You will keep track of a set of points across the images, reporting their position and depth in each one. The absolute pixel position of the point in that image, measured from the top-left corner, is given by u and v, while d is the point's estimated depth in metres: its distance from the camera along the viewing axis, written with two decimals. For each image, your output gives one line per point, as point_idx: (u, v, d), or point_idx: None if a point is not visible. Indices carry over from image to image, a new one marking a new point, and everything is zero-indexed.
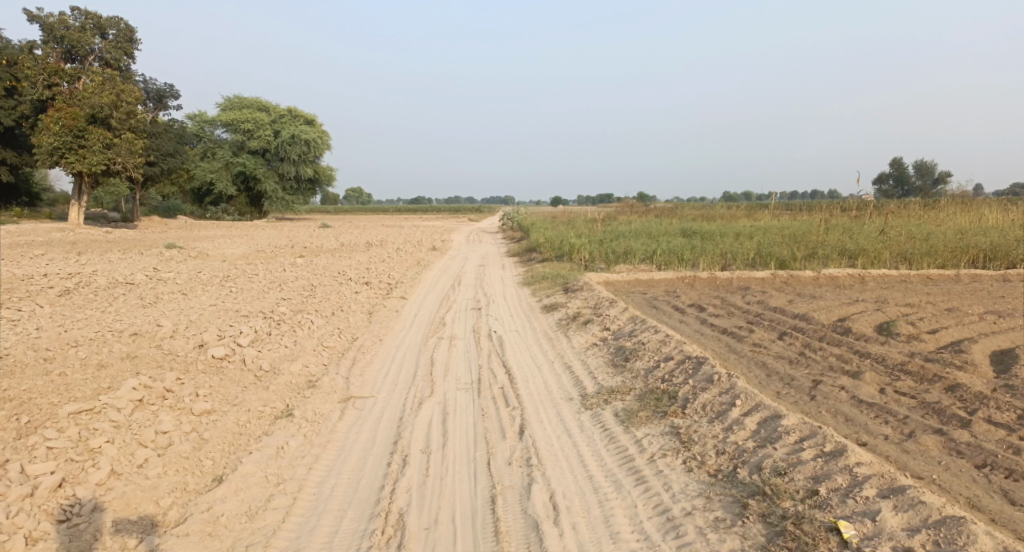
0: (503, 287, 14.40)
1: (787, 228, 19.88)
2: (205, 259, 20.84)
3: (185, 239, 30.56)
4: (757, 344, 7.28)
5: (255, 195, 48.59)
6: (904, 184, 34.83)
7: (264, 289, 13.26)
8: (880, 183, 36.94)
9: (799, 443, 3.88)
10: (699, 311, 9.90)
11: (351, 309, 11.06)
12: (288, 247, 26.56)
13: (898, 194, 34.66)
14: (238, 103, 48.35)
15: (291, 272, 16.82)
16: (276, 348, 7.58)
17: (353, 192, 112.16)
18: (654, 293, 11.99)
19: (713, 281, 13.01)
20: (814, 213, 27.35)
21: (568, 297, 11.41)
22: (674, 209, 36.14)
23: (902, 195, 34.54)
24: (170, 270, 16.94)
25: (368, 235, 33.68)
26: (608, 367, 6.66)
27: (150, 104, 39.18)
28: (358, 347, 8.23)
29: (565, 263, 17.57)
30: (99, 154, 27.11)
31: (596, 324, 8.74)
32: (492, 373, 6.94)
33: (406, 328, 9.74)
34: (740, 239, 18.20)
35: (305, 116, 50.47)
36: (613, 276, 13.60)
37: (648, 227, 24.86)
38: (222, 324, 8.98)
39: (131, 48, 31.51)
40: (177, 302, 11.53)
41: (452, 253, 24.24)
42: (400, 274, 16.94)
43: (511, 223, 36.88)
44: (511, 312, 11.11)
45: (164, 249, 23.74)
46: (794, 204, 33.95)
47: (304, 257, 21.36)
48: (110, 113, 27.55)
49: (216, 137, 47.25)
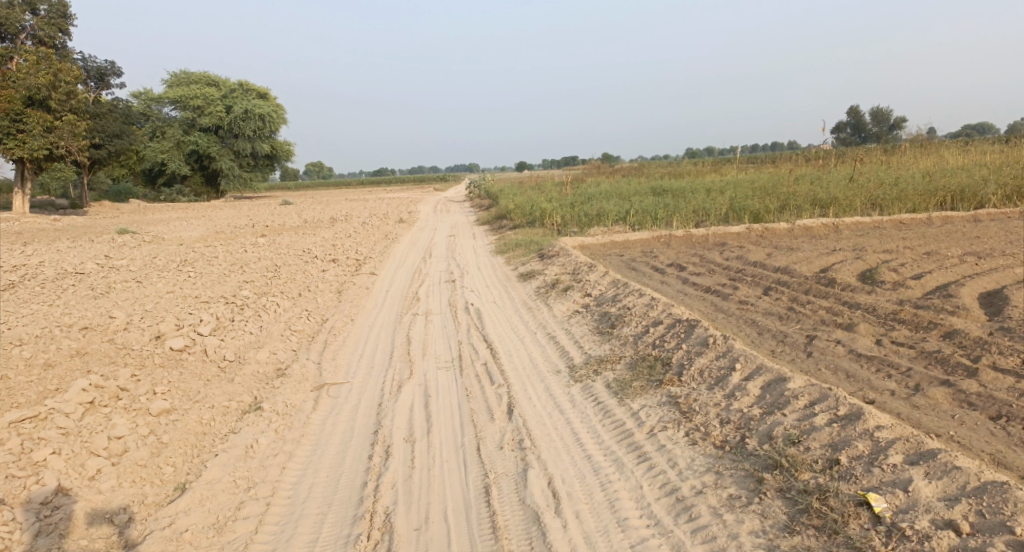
0: (476, 257, 14.01)
1: (758, 181, 19.80)
2: (162, 244, 19.91)
3: (140, 223, 29.28)
4: (743, 301, 7.07)
5: (211, 175, 46.84)
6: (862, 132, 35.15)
7: (225, 272, 12.62)
8: (839, 131, 37.24)
9: (810, 407, 3.67)
10: (679, 271, 9.68)
11: (319, 288, 10.55)
12: (250, 226, 25.61)
13: (857, 141, 34.76)
14: (185, 79, 46.14)
15: (253, 252, 16.12)
16: (240, 336, 7.10)
17: (314, 167, 109.45)
18: (631, 254, 11.75)
19: (689, 239, 12.82)
20: (781, 164, 27.40)
21: (545, 263, 11.08)
22: (641, 168, 35.93)
23: (861, 143, 34.86)
24: (124, 257, 16.08)
25: (333, 210, 32.77)
26: (594, 336, 6.38)
27: (91, 83, 37.10)
28: (329, 329, 7.81)
29: (537, 228, 17.21)
30: (40, 138, 25.57)
31: (576, 290, 8.44)
32: (473, 349, 6.62)
33: (378, 306, 9.33)
34: (712, 195, 18.05)
35: (257, 90, 48.49)
36: (588, 239, 13.30)
37: (618, 187, 24.58)
38: (181, 313, 8.42)
39: (66, 25, 29.48)
40: (132, 291, 10.87)
41: (421, 224, 23.66)
42: (369, 248, 16.40)
43: (478, 190, 36.27)
44: (486, 282, 10.75)
45: (118, 235, 22.66)
46: (759, 157, 34.03)
47: (266, 237, 20.59)
48: (48, 95, 25.80)
49: (165, 116, 45.15)
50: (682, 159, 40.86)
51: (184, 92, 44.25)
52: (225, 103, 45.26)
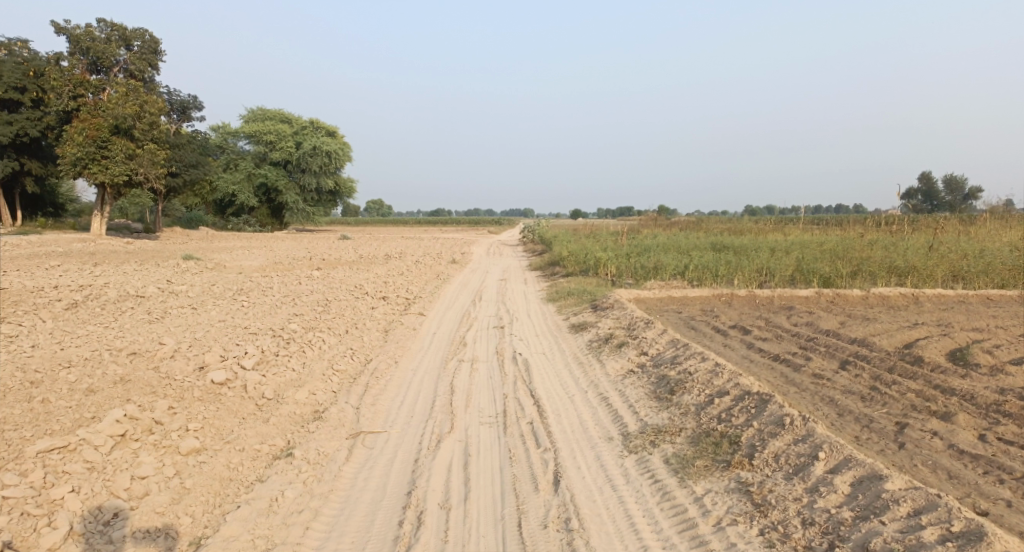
0: (527, 304, 13.68)
1: (826, 244, 18.91)
2: (221, 271, 20.41)
3: (205, 250, 30.37)
4: (818, 375, 6.47)
5: (277, 207, 48.63)
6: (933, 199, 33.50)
7: (277, 304, 12.68)
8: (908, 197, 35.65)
9: (915, 517, 3.16)
10: (743, 334, 9.08)
11: (367, 326, 10.40)
12: (307, 259, 26.12)
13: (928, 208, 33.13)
14: (261, 115, 48.47)
15: (307, 285, 16.27)
16: (282, 372, 6.90)
17: (374, 204, 112.68)
18: (689, 311, 11.20)
19: (752, 300, 12.17)
20: (848, 227, 26.26)
21: (599, 315, 10.65)
22: (699, 223, 35.19)
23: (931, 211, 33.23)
24: (184, 282, 16.47)
25: (387, 247, 33.22)
26: (650, 401, 5.88)
27: (174, 115, 39.38)
28: (372, 371, 7.55)
29: (591, 278, 16.80)
30: (122, 164, 27.03)
31: (631, 348, 7.96)
32: (519, 405, 6.21)
33: (423, 349, 9.06)
34: (776, 255, 17.31)
35: (327, 128, 50.46)
36: (644, 293, 12.81)
37: (675, 240, 23.98)
38: (228, 343, 8.36)
39: (155, 60, 31.49)
40: (186, 318, 10.97)
41: (473, 267, 23.58)
42: (419, 288, 16.32)
43: (531, 236, 36.20)
44: (536, 331, 10.36)
45: (182, 260, 23.45)
46: (824, 218, 32.83)
47: (321, 270, 20.87)
48: (133, 124, 27.44)
49: (239, 149, 47.37)
50: (742, 216, 39.87)
51: (259, 128, 46.44)
52: (295, 139, 47.23)
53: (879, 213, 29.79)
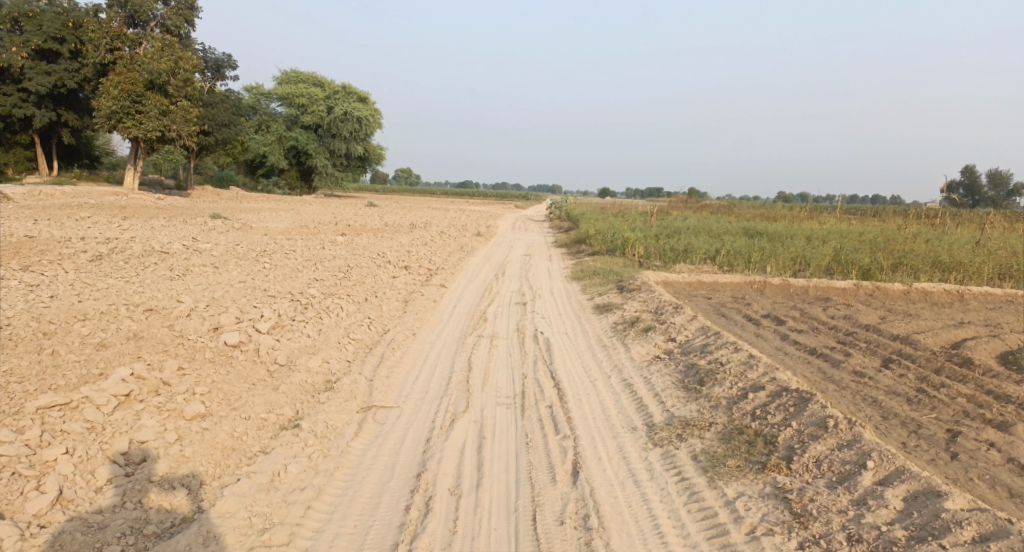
0: (550, 281, 13.35)
1: (865, 234, 18.19)
2: (247, 232, 20.41)
3: (233, 209, 30.50)
4: (859, 373, 6.07)
5: (306, 170, 48.69)
6: (975, 195, 32.03)
7: (298, 267, 12.55)
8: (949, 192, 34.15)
9: (981, 542, 2.80)
10: (776, 324, 8.67)
11: (387, 295, 10.20)
12: (332, 224, 26.04)
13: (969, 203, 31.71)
14: (294, 77, 48.25)
15: (329, 250, 16.13)
16: (297, 338, 6.71)
17: (403, 173, 112.73)
18: (720, 297, 10.78)
19: (786, 289, 11.68)
20: (888, 219, 25.29)
21: (625, 297, 10.28)
22: (731, 207, 34.31)
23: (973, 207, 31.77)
24: (209, 241, 16.46)
25: (413, 216, 33.02)
26: (678, 391, 5.55)
27: (208, 73, 39.35)
28: (389, 342, 7.33)
29: (618, 258, 16.38)
30: (155, 120, 27.08)
31: (657, 333, 7.61)
32: (539, 386, 5.93)
33: (442, 322, 8.83)
34: (812, 243, 16.66)
35: (359, 93, 50.12)
36: (673, 276, 12.38)
37: (706, 224, 23.33)
38: (245, 305, 8.21)
39: (193, 16, 31.25)
40: (206, 276, 10.88)
41: (498, 240, 23.25)
42: (443, 259, 16.09)
43: (559, 212, 35.68)
44: (559, 310, 10.04)
45: (209, 219, 23.53)
46: (862, 208, 31.72)
47: (345, 235, 20.75)
48: (167, 80, 27.42)
49: (271, 110, 47.34)
50: (776, 202, 38.78)
51: (291, 91, 46.29)
52: (327, 103, 47.03)
53: (920, 206, 28.67)
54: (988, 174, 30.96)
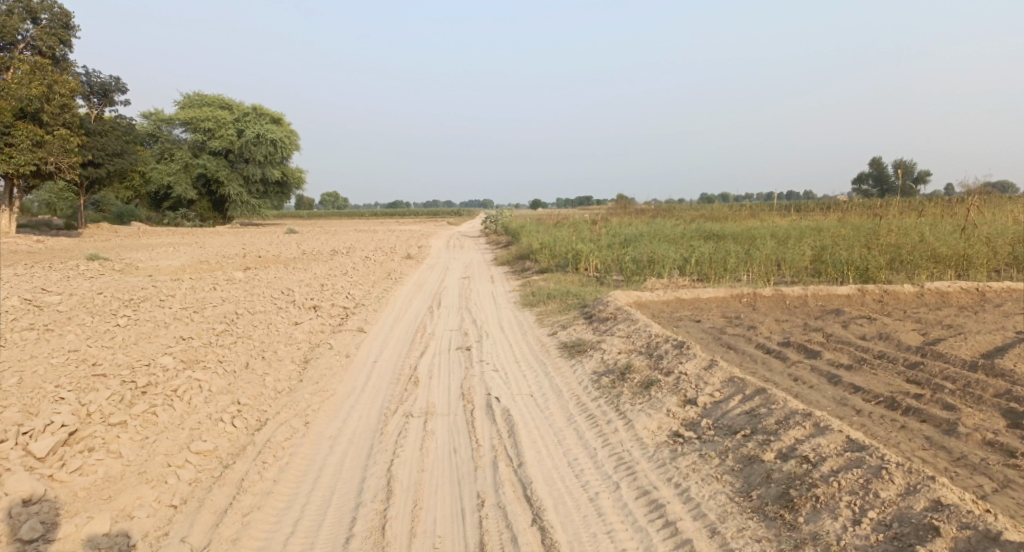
0: (498, 311, 10.93)
1: (832, 229, 16.78)
2: (126, 275, 16.95)
3: (122, 249, 26.52)
4: (1001, 448, 3.91)
5: (218, 199, 44.65)
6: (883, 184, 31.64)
7: (169, 320, 9.59)
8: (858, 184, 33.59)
9: None
10: (806, 355, 6.56)
11: (279, 354, 7.44)
12: (240, 257, 22.72)
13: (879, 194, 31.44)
14: (199, 100, 44.12)
15: (222, 291, 13.12)
16: (94, 466, 3.93)
17: (329, 198, 108.40)
18: (713, 321, 8.69)
19: (782, 302, 9.78)
20: (833, 211, 24.43)
21: (599, 330, 7.91)
22: (671, 209, 32.99)
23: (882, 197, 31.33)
24: (68, 292, 13.10)
25: (335, 242, 29.91)
26: (754, 525, 3.19)
27: (94, 99, 34.99)
28: (262, 447, 4.61)
29: (571, 275, 14.20)
30: (28, 153, 22.82)
31: (662, 392, 5.28)
32: (506, 529, 3.45)
33: (354, 393, 6.21)
34: (783, 244, 15.02)
35: (272, 114, 46.45)
36: (646, 293, 10.22)
37: (658, 228, 21.58)
38: (40, 401, 5.30)
39: (69, 36, 27.25)
40: (28, 346, 7.82)
41: (432, 262, 20.66)
42: (366, 291, 13.43)
43: (495, 226, 33.39)
44: (515, 356, 7.59)
45: (87, 263, 19.80)
46: (800, 201, 31.11)
47: (249, 270, 17.65)
48: (40, 107, 23.37)
49: (174, 137, 43.13)
50: (712, 202, 38.03)
51: (196, 114, 42.12)
52: (237, 127, 43.22)
53: (855, 198, 28.09)
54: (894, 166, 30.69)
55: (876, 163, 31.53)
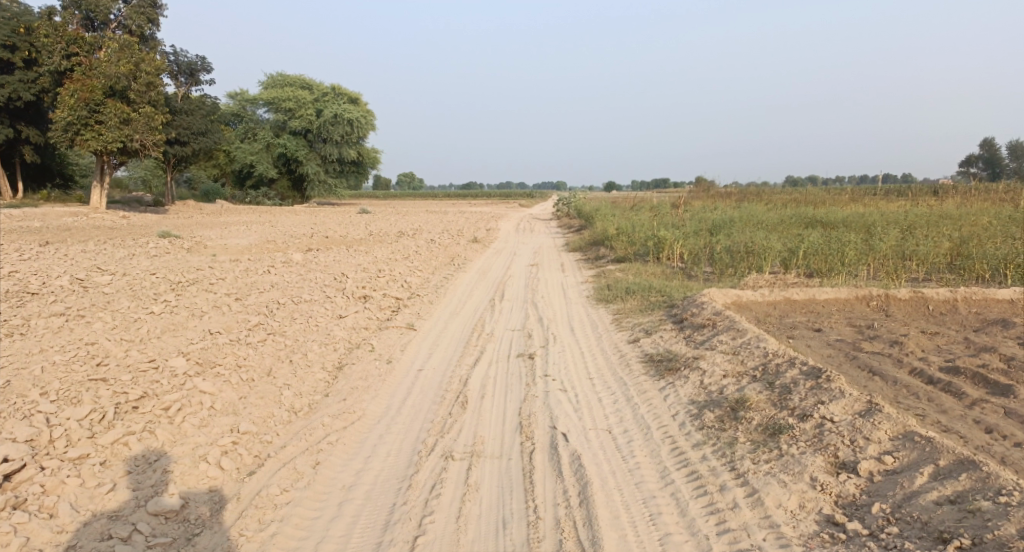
0: (571, 307, 9.54)
1: (964, 217, 14.24)
2: (190, 255, 16.58)
3: (197, 226, 26.66)
4: None
5: (296, 179, 45.13)
6: (995, 167, 27.66)
7: (207, 308, 8.74)
8: (967, 165, 29.54)
9: None
10: (988, 389, 4.79)
11: (309, 357, 6.34)
12: (307, 237, 22.25)
13: (988, 178, 27.55)
14: (280, 81, 44.56)
15: (275, 276, 12.31)
16: (8, 535, 2.94)
17: (404, 180, 109.55)
18: (839, 331, 6.94)
19: (923, 308, 7.85)
20: (953, 195, 21.39)
21: (695, 341, 6.33)
22: (759, 192, 30.24)
23: (992, 181, 27.44)
24: (124, 272, 12.66)
25: (404, 223, 29.24)
26: None
27: (182, 79, 35.77)
28: (245, 506, 3.52)
29: (652, 266, 12.56)
30: (116, 130, 22.98)
31: (799, 445, 3.72)
32: None
33: (385, 417, 5.00)
34: (906, 233, 12.75)
35: (349, 94, 46.29)
36: (747, 292, 8.54)
37: (750, 213, 19.34)
38: (9, 415, 4.35)
39: (156, 15, 27.15)
40: (48, 336, 7.06)
41: (499, 246, 19.41)
42: (425, 280, 12.30)
43: (567, 209, 31.78)
44: (588, 371, 6.20)
45: (158, 240, 19.74)
46: (907, 184, 27.84)
47: (310, 252, 16.94)
48: (128, 85, 23.38)
49: (257, 117, 43.80)
50: (800, 185, 34.95)
51: (277, 94, 42.43)
52: (315, 107, 43.29)
53: (973, 180, 24.79)
54: (1010, 145, 26.72)
55: (989, 145, 27.90)
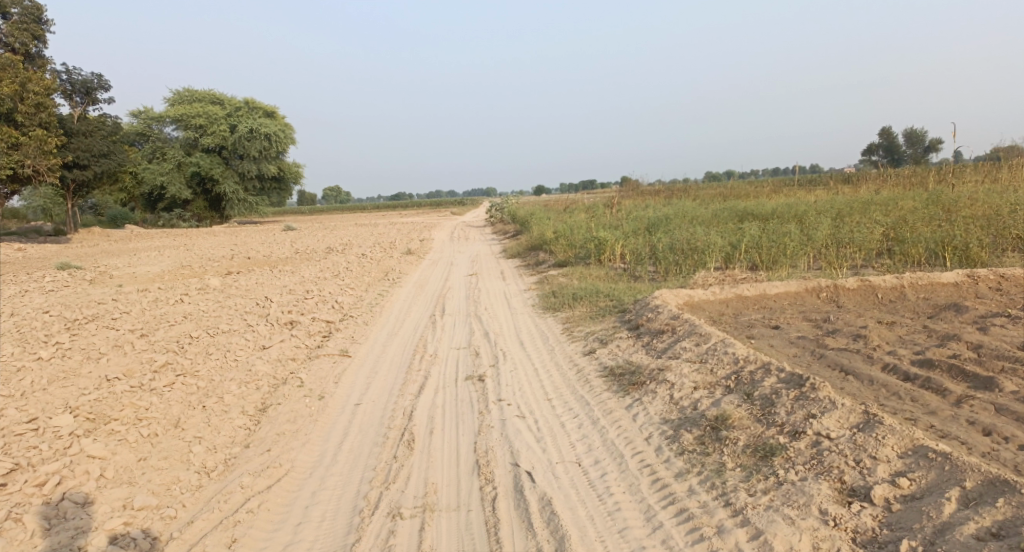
0: (517, 318, 8.97)
1: (886, 202, 14.62)
2: (92, 287, 14.97)
3: (102, 255, 24.46)
4: None
5: (214, 197, 42.70)
6: (894, 154, 29.09)
7: (105, 349, 7.64)
8: (871, 153, 30.98)
9: None
10: (967, 383, 4.56)
11: (226, 401, 5.49)
12: (226, 259, 20.79)
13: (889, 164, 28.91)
14: (189, 97, 42.05)
15: (190, 305, 11.17)
16: None
17: (330, 193, 106.50)
18: (798, 327, 6.69)
19: (872, 297, 7.77)
20: (866, 181, 22.33)
21: (656, 350, 5.89)
22: (687, 188, 30.72)
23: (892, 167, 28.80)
24: (11, 312, 11.17)
25: (332, 238, 27.96)
26: None
27: (77, 98, 33.04)
28: None
29: (595, 268, 12.20)
30: (3, 156, 20.46)
31: (798, 470, 3.28)
32: None
33: (319, 469, 4.26)
34: (837, 220, 12.91)
35: (266, 107, 44.21)
36: (698, 291, 8.24)
37: (683, 209, 19.40)
38: None
39: (42, 31, 24.40)
40: None
41: (434, 257, 18.69)
42: (358, 298, 11.46)
43: (500, 214, 31.33)
44: (546, 390, 5.64)
45: (55, 273, 17.84)
46: (821, 173, 29.03)
47: (230, 275, 15.66)
48: (14, 107, 20.96)
49: (166, 135, 41.13)
50: (721, 179, 35.92)
51: (186, 110, 39.97)
52: (230, 122, 41.06)
53: (880, 167, 26.08)
54: (907, 132, 28.15)
55: (888, 134, 29.49)
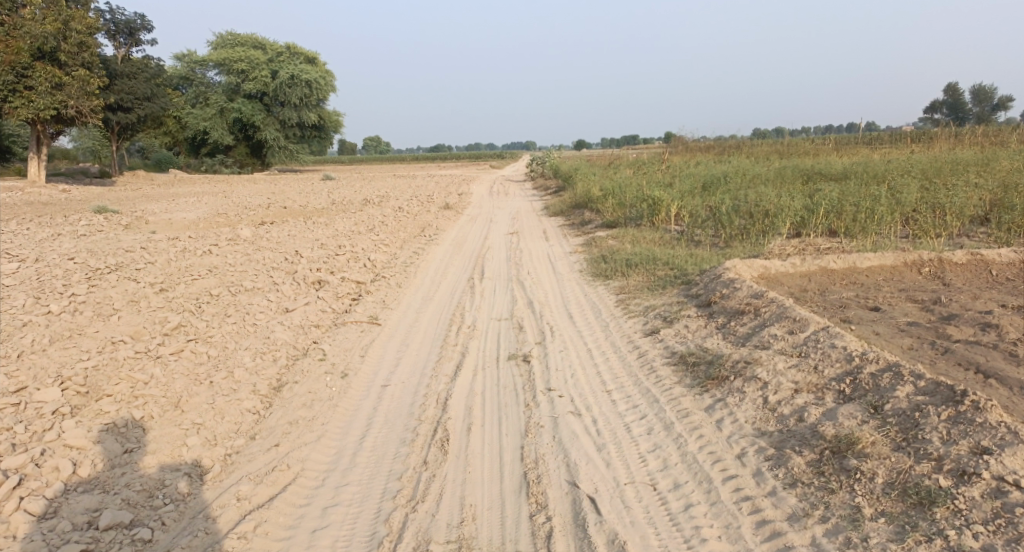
0: (565, 285, 8.07)
1: (977, 163, 13.02)
2: (126, 233, 14.56)
3: (143, 200, 24.28)
4: None
5: (255, 145, 42.38)
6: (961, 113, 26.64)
7: (121, 305, 7.06)
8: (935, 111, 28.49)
9: None
10: None
11: (237, 376, 4.79)
12: (262, 208, 20.29)
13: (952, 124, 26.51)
14: (231, 41, 41.35)
15: (217, 257, 10.56)
16: None
17: (370, 144, 105.94)
18: (902, 310, 5.62)
19: (986, 274, 6.60)
20: (938, 138, 20.42)
21: (737, 335, 4.94)
22: (740, 145, 28.85)
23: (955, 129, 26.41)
24: (37, 258, 10.73)
25: (369, 190, 27.24)
26: None
27: (121, 39, 32.65)
28: None
29: (648, 230, 11.15)
30: (48, 96, 19.99)
31: (979, 534, 2.37)
32: None
33: (334, 476, 3.52)
34: (923, 182, 11.48)
35: (306, 54, 43.26)
36: (774, 262, 7.17)
37: (742, 166, 17.93)
38: None
39: None
40: None
41: (473, 212, 17.81)
42: (394, 256, 10.71)
43: (541, 168, 30.10)
44: (603, 379, 4.78)
45: (92, 217, 17.56)
46: (886, 130, 26.88)
47: (264, 226, 15.09)
48: (57, 45, 20.35)
49: (208, 81, 40.71)
50: (774, 136, 33.80)
51: (228, 55, 39.36)
52: (271, 68, 40.29)
53: (953, 124, 23.95)
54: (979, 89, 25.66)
55: (954, 90, 27.08)
